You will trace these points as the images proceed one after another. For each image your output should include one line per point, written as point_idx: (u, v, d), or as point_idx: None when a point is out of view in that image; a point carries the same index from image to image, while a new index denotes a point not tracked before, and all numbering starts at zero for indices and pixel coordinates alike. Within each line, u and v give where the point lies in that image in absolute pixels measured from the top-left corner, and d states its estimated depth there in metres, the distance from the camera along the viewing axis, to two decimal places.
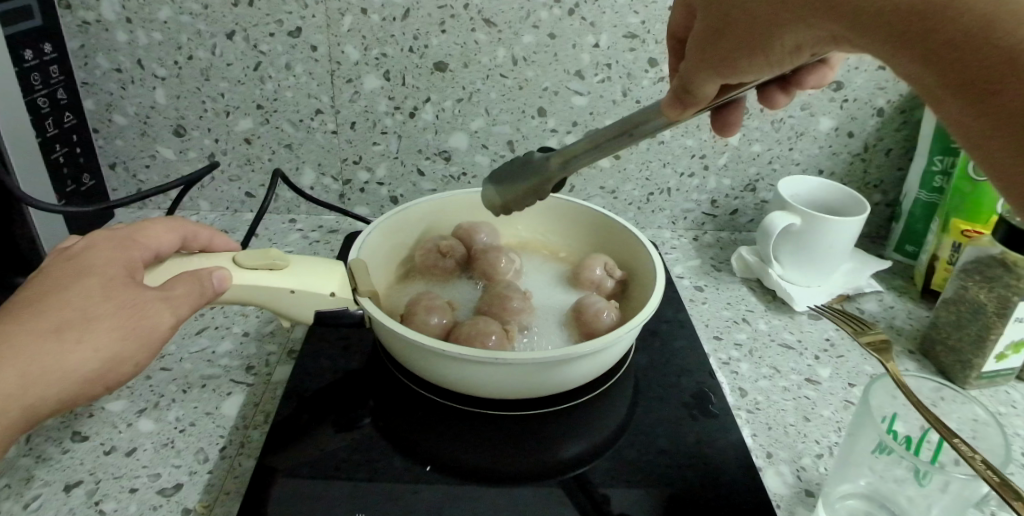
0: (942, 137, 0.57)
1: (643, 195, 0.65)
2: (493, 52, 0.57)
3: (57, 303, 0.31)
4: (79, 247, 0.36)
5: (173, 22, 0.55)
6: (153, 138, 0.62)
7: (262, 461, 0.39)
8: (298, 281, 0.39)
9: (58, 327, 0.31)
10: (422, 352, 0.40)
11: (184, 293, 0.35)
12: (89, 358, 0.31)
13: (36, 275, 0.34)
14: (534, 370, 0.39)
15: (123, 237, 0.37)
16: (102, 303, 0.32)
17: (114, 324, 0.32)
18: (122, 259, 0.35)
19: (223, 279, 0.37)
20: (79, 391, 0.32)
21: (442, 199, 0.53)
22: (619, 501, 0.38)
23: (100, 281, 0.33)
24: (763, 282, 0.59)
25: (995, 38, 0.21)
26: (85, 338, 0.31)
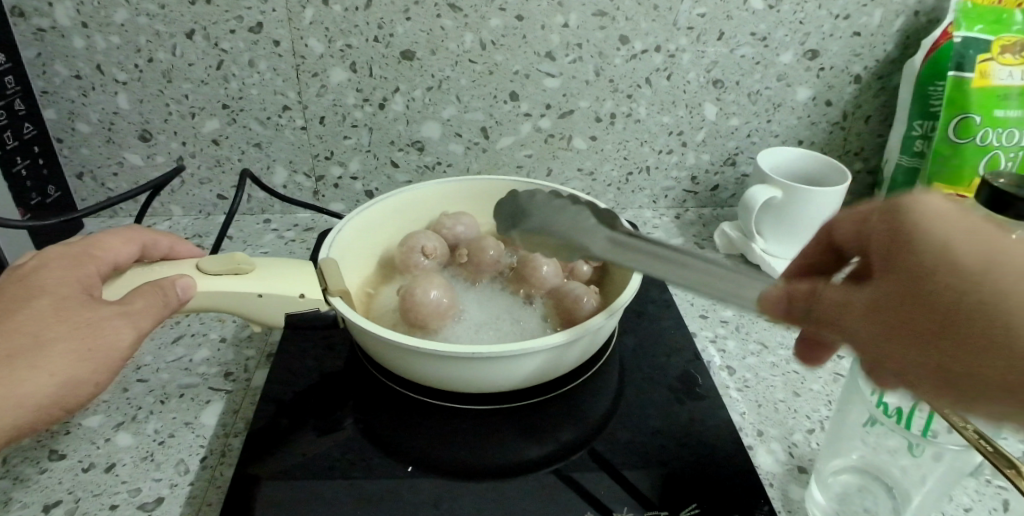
0: (923, 99, 0.55)
1: (622, 175, 0.64)
2: (460, 38, 0.55)
3: (7, 331, 0.31)
4: (32, 266, 0.36)
5: (130, 24, 0.54)
6: (119, 145, 0.60)
7: (242, 470, 0.38)
8: (265, 284, 0.38)
9: (10, 354, 0.31)
10: (397, 351, 0.39)
11: (145, 306, 0.34)
12: (43, 384, 0.31)
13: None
14: (511, 363, 0.38)
15: (78, 252, 0.36)
16: (56, 326, 0.32)
17: (69, 348, 0.32)
18: (76, 277, 0.35)
19: (187, 288, 0.36)
20: (37, 419, 0.31)
21: (415, 191, 0.52)
22: (608, 490, 0.38)
23: (52, 302, 0.33)
24: (747, 257, 0.59)
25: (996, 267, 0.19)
26: (39, 364, 0.31)
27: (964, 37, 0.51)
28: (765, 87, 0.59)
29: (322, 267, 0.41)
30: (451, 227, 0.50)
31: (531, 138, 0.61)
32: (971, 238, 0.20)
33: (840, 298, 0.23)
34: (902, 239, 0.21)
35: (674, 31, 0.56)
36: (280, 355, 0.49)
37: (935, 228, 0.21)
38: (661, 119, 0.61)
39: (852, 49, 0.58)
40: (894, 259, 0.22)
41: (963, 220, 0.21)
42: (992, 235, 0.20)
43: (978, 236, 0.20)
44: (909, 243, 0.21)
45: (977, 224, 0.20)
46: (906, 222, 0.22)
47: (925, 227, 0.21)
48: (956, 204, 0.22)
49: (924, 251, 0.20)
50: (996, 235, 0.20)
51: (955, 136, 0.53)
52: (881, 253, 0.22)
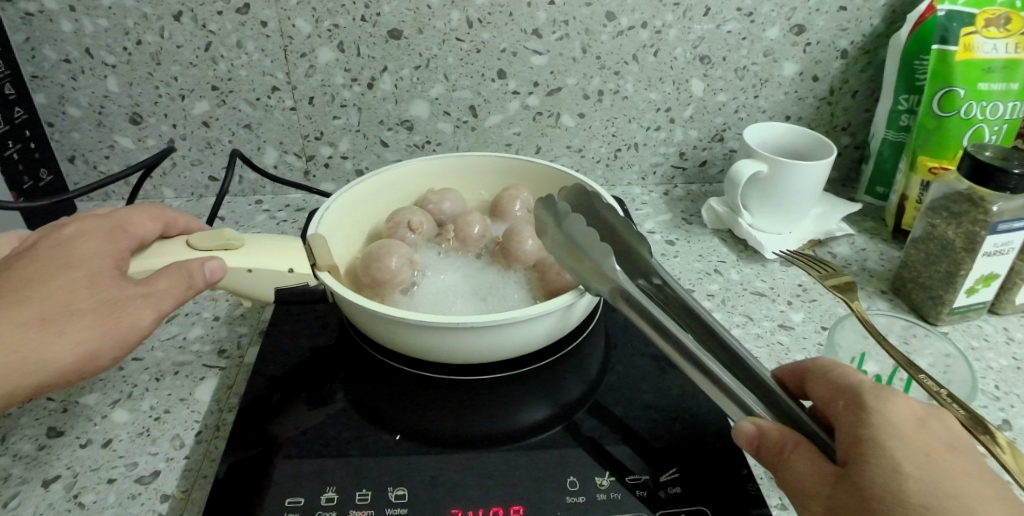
0: (908, 73, 0.56)
1: (611, 152, 0.65)
2: (447, 16, 0.55)
3: (41, 297, 0.33)
4: (69, 233, 0.37)
5: (117, 7, 0.54)
6: (110, 128, 0.61)
7: (235, 442, 0.39)
8: (254, 259, 0.39)
9: (42, 319, 0.32)
10: (381, 323, 0.40)
11: (169, 288, 0.36)
12: (68, 352, 0.32)
13: (22, 261, 0.36)
14: (494, 335, 0.39)
15: (112, 229, 0.38)
16: (87, 297, 0.34)
17: (96, 320, 0.33)
18: (110, 253, 0.36)
19: (214, 270, 0.37)
20: (59, 383, 0.33)
21: (402, 168, 0.53)
22: (593, 459, 0.38)
23: (86, 275, 0.35)
24: (734, 232, 0.59)
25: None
26: (67, 332, 0.33)
27: (948, 10, 0.52)
28: (751, 62, 0.60)
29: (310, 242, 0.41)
30: (437, 203, 0.51)
31: (519, 116, 0.62)
32: (920, 475, 0.27)
33: (809, 469, 0.30)
34: (866, 435, 0.29)
35: (660, 8, 0.56)
36: (272, 332, 0.50)
37: (891, 442, 0.28)
38: (648, 96, 0.61)
39: (838, 24, 0.58)
40: (858, 451, 0.29)
41: (913, 437, 0.29)
42: (931, 467, 0.28)
43: (920, 463, 0.28)
44: (867, 439, 0.29)
45: (924, 439, 0.29)
46: (873, 424, 0.29)
47: (885, 435, 0.29)
48: (914, 415, 0.30)
49: (879, 464, 0.28)
50: (932, 455, 0.28)
51: (939, 108, 0.53)
52: (846, 440, 0.30)
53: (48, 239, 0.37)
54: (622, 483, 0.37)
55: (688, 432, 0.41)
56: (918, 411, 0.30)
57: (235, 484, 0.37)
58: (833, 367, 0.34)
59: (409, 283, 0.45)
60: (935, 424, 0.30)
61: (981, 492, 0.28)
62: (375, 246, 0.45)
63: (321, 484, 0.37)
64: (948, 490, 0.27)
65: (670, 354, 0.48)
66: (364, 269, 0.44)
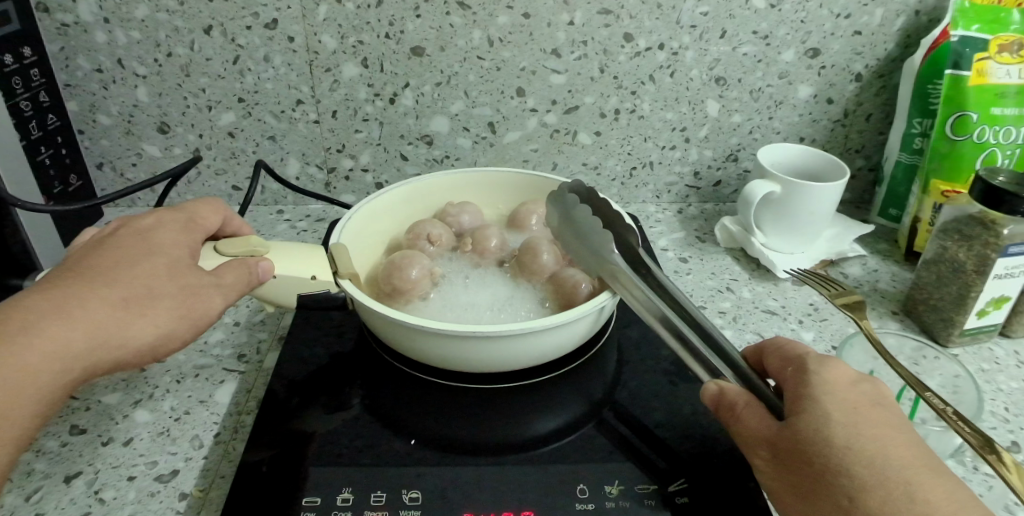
0: (922, 97, 0.57)
1: (626, 169, 0.66)
2: (468, 35, 0.57)
3: (126, 278, 0.35)
4: (146, 221, 0.39)
5: (150, 20, 0.56)
6: (138, 136, 0.62)
7: (253, 439, 0.41)
8: (278, 266, 0.40)
9: (128, 299, 0.34)
10: (392, 328, 0.41)
11: (234, 281, 0.38)
12: (149, 331, 0.34)
13: (105, 245, 0.38)
14: (502, 346, 0.40)
15: (186, 222, 0.40)
16: (166, 281, 0.36)
17: (173, 302, 0.35)
18: (186, 242, 0.38)
19: (267, 269, 0.39)
20: (131, 361, 0.35)
21: (423, 181, 0.54)
22: (602, 469, 0.39)
23: (167, 261, 0.37)
24: (747, 251, 0.60)
25: (827, 481, 0.31)
26: (149, 312, 0.35)
27: (961, 36, 0.52)
28: (766, 84, 0.61)
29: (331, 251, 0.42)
30: (457, 217, 0.52)
31: (537, 133, 0.63)
32: (845, 422, 0.32)
33: (755, 423, 0.35)
34: (804, 393, 0.34)
35: (677, 30, 0.57)
36: (291, 339, 0.51)
37: (824, 398, 0.33)
38: (664, 116, 0.62)
39: (853, 48, 0.59)
40: (796, 406, 0.34)
41: (844, 394, 0.34)
42: (856, 417, 0.32)
43: (847, 412, 0.33)
44: (805, 396, 0.34)
45: (854, 396, 0.34)
46: (809, 386, 0.34)
47: (820, 393, 0.34)
48: (847, 376, 0.35)
49: (812, 416, 0.33)
50: (860, 409, 0.33)
51: (952, 132, 0.54)
52: (789, 398, 0.35)
53: (128, 228, 0.39)
54: (632, 492, 0.37)
55: (699, 445, 0.41)
56: (853, 374, 0.35)
57: (252, 481, 0.38)
58: (785, 342, 0.39)
59: (425, 293, 0.46)
60: (868, 385, 0.35)
61: (897, 438, 0.32)
62: (395, 256, 0.46)
63: (337, 485, 0.38)
64: (868, 434, 0.32)
65: (682, 370, 0.48)
66: (384, 278, 0.46)
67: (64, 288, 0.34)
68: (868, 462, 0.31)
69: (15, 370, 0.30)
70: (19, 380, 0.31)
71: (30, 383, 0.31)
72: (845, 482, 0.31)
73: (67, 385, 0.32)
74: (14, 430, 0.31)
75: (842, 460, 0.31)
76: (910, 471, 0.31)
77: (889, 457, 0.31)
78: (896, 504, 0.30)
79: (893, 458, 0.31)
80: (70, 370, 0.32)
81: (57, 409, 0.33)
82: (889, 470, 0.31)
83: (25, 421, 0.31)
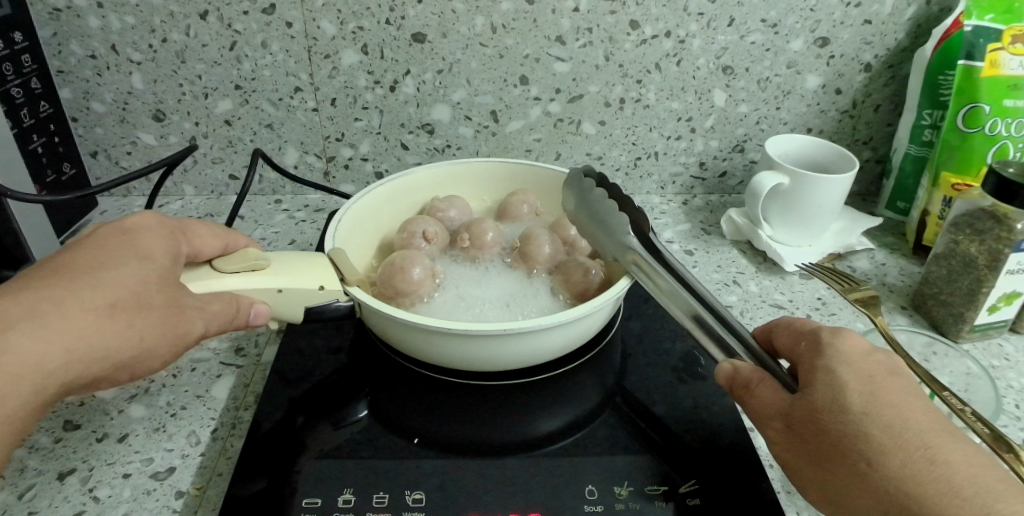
0: (932, 89, 0.56)
1: (631, 160, 0.65)
2: (471, 21, 0.56)
3: (109, 283, 0.32)
4: (131, 223, 0.37)
5: (144, 5, 0.54)
6: (133, 125, 0.61)
7: (259, 464, 0.38)
8: (283, 279, 0.39)
9: (112, 305, 0.32)
10: (398, 328, 0.41)
11: (224, 308, 0.36)
12: (131, 346, 0.32)
13: (82, 243, 0.35)
14: (510, 345, 0.40)
15: (174, 228, 0.38)
16: (153, 293, 0.34)
17: (160, 318, 0.33)
18: (174, 253, 0.36)
19: (259, 314, 0.38)
20: (109, 376, 0.32)
21: (407, 176, 0.53)
22: (607, 469, 0.38)
23: (156, 270, 0.34)
24: (753, 244, 0.59)
25: (845, 447, 0.31)
26: (134, 324, 0.32)
27: (974, 26, 0.51)
28: (774, 74, 0.59)
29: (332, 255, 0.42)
30: (445, 211, 0.51)
31: (540, 122, 0.62)
32: (862, 390, 0.32)
33: (769, 397, 0.34)
34: (820, 364, 0.34)
35: (684, 17, 0.56)
36: (290, 332, 0.50)
37: (839, 368, 0.33)
38: (670, 105, 0.61)
39: (863, 37, 0.58)
40: (811, 377, 0.33)
41: (861, 363, 0.33)
42: (873, 384, 0.32)
43: (864, 381, 0.32)
44: (820, 368, 0.33)
45: (871, 366, 0.33)
46: (825, 358, 0.34)
47: (836, 363, 0.33)
48: (862, 347, 0.34)
49: (828, 385, 0.32)
50: (876, 377, 0.32)
51: (964, 125, 0.53)
52: (804, 372, 0.34)
53: (107, 226, 0.36)
54: (641, 493, 0.37)
55: (708, 444, 0.41)
56: (867, 346, 0.35)
57: (259, 507, 0.36)
58: (794, 320, 0.38)
59: (428, 295, 0.45)
60: (884, 355, 0.34)
61: (916, 404, 0.32)
62: (394, 258, 0.45)
63: (339, 485, 0.37)
64: (886, 400, 0.31)
65: (688, 365, 0.48)
66: (385, 280, 0.44)
67: (38, 290, 0.31)
68: (886, 427, 0.30)
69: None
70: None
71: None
72: (863, 447, 0.30)
73: (35, 403, 0.30)
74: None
75: (859, 425, 0.31)
76: (931, 436, 0.30)
77: (909, 422, 0.31)
78: (917, 466, 0.29)
79: (913, 423, 0.31)
80: (42, 388, 0.30)
81: (23, 426, 0.30)
82: (909, 434, 0.30)
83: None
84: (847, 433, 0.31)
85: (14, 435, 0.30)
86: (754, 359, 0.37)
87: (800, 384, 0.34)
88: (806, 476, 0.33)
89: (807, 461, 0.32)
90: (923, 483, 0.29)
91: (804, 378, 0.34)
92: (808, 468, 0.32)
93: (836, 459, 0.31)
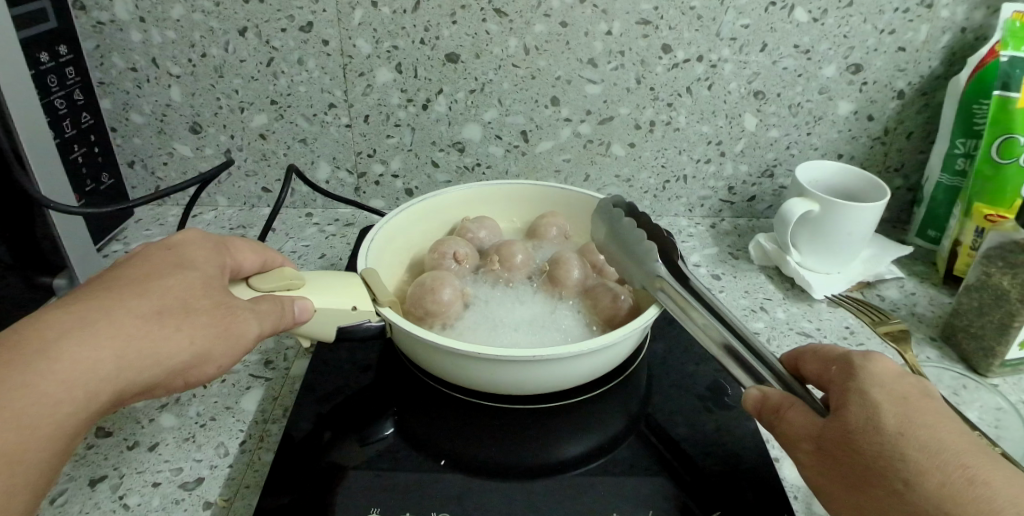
0: (966, 118, 0.55)
1: (659, 183, 0.65)
2: (504, 42, 0.56)
3: (156, 291, 0.33)
4: (174, 238, 0.38)
5: (186, 20, 0.55)
6: (170, 136, 0.62)
7: (287, 479, 0.39)
8: (318, 298, 0.40)
9: (159, 311, 0.32)
10: (426, 347, 0.41)
11: (270, 309, 0.36)
12: (183, 349, 0.32)
13: (130, 260, 0.35)
14: (538, 368, 0.40)
15: (217, 243, 0.38)
16: (201, 297, 0.34)
17: (209, 320, 0.33)
18: (218, 262, 0.37)
19: (304, 309, 0.38)
20: (163, 381, 0.32)
21: (439, 196, 0.53)
22: (631, 497, 0.39)
23: (201, 276, 0.35)
24: (781, 270, 0.59)
25: (882, 470, 0.30)
26: (183, 327, 0.32)
27: (1011, 57, 0.51)
28: (806, 99, 0.59)
29: (366, 277, 0.42)
30: (475, 232, 0.52)
31: (569, 143, 0.62)
32: (897, 411, 0.31)
33: (801, 422, 0.34)
34: (852, 386, 0.33)
35: (716, 42, 0.56)
36: (320, 347, 0.51)
37: (873, 389, 0.33)
38: (700, 129, 0.61)
39: (896, 64, 0.57)
40: (844, 399, 0.33)
41: (893, 385, 0.33)
42: (907, 405, 0.32)
43: (898, 402, 0.32)
44: (853, 391, 0.33)
45: (904, 387, 0.33)
46: (857, 381, 0.34)
47: (869, 385, 0.33)
48: (895, 369, 0.34)
49: (862, 407, 0.32)
50: (911, 399, 0.32)
51: (998, 155, 0.53)
52: (837, 396, 0.34)
53: (152, 244, 0.37)
54: None
55: (732, 472, 0.41)
56: (899, 369, 0.34)
57: None
58: (821, 346, 0.38)
59: (457, 316, 0.45)
60: (916, 378, 0.34)
61: (951, 425, 0.31)
62: (425, 278, 0.46)
63: (364, 504, 0.38)
64: (920, 421, 0.31)
65: (715, 392, 0.48)
66: (415, 301, 0.45)
67: (87, 299, 0.31)
68: (922, 446, 0.30)
69: (31, 397, 0.28)
70: (38, 408, 0.28)
71: (50, 409, 0.28)
72: (900, 467, 0.30)
73: (89, 410, 0.30)
74: (27, 466, 0.28)
75: (896, 445, 0.30)
76: (968, 456, 0.30)
77: (946, 442, 0.30)
78: (955, 486, 0.29)
79: (949, 443, 0.30)
80: (93, 395, 0.30)
81: (76, 437, 0.30)
82: (945, 453, 0.30)
83: (39, 453, 0.28)
84: (882, 456, 0.30)
85: (68, 446, 0.29)
86: (781, 384, 0.37)
87: (834, 408, 0.34)
88: (843, 502, 0.32)
89: (843, 486, 0.32)
90: (963, 502, 0.28)
91: (837, 403, 0.34)
92: (846, 495, 0.32)
93: (874, 483, 0.30)
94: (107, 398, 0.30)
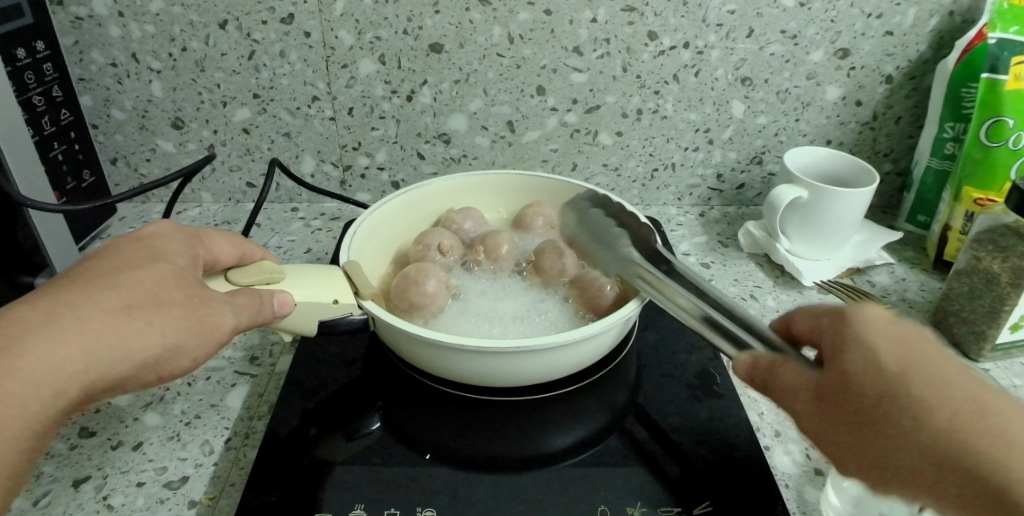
0: (954, 102, 0.55)
1: (647, 171, 0.64)
2: (488, 31, 0.55)
3: (126, 284, 0.32)
4: (146, 231, 0.37)
5: (165, 14, 0.55)
6: (152, 132, 0.62)
7: (272, 476, 0.39)
8: (299, 292, 0.39)
9: (129, 305, 0.31)
10: (410, 341, 0.41)
11: (247, 302, 0.36)
12: (155, 343, 0.31)
13: (100, 254, 0.35)
14: (522, 360, 0.40)
15: (191, 235, 0.37)
16: (173, 291, 0.33)
17: (181, 313, 0.33)
18: (191, 255, 0.36)
19: (284, 303, 0.37)
20: (136, 377, 0.32)
21: (424, 188, 0.53)
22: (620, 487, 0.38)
23: (173, 269, 0.34)
24: (771, 257, 0.59)
25: (884, 415, 0.26)
26: (155, 321, 0.32)
27: (999, 39, 0.51)
28: (794, 85, 0.59)
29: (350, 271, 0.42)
30: (461, 224, 0.52)
31: (556, 132, 0.62)
32: (895, 350, 0.27)
33: (795, 380, 0.30)
34: (844, 330, 0.29)
35: (703, 28, 0.55)
36: (305, 342, 0.50)
37: (866, 329, 0.29)
38: (687, 116, 0.61)
39: (883, 49, 0.57)
40: (837, 345, 0.29)
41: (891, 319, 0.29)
42: (906, 341, 0.27)
43: (895, 340, 0.28)
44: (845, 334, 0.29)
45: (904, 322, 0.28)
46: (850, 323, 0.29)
47: (863, 325, 0.29)
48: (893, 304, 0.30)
49: (855, 349, 0.28)
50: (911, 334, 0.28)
51: (986, 139, 0.52)
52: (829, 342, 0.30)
53: (124, 237, 0.36)
54: (654, 513, 0.37)
55: (722, 461, 0.41)
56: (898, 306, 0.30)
57: None
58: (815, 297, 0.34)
59: (442, 308, 0.45)
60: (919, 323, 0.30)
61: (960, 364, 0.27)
62: (409, 270, 0.45)
63: (350, 500, 0.37)
64: (922, 355, 0.27)
65: (705, 381, 0.47)
66: (399, 293, 0.44)
67: (54, 296, 0.31)
68: (925, 384, 0.26)
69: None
70: (5, 409, 0.27)
71: (17, 409, 0.28)
72: (904, 407, 0.26)
73: (59, 408, 0.29)
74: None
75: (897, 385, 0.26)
76: (979, 387, 0.25)
77: (953, 375, 0.26)
78: (966, 419, 0.24)
79: (958, 374, 0.26)
80: (62, 393, 0.29)
81: (47, 435, 0.29)
82: (953, 386, 0.25)
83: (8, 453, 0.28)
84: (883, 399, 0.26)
85: (38, 445, 0.29)
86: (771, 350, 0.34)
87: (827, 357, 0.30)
88: (849, 456, 0.28)
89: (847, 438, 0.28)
90: (978, 435, 0.24)
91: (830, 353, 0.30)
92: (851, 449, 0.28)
93: (881, 431, 0.26)
94: (77, 396, 0.30)
